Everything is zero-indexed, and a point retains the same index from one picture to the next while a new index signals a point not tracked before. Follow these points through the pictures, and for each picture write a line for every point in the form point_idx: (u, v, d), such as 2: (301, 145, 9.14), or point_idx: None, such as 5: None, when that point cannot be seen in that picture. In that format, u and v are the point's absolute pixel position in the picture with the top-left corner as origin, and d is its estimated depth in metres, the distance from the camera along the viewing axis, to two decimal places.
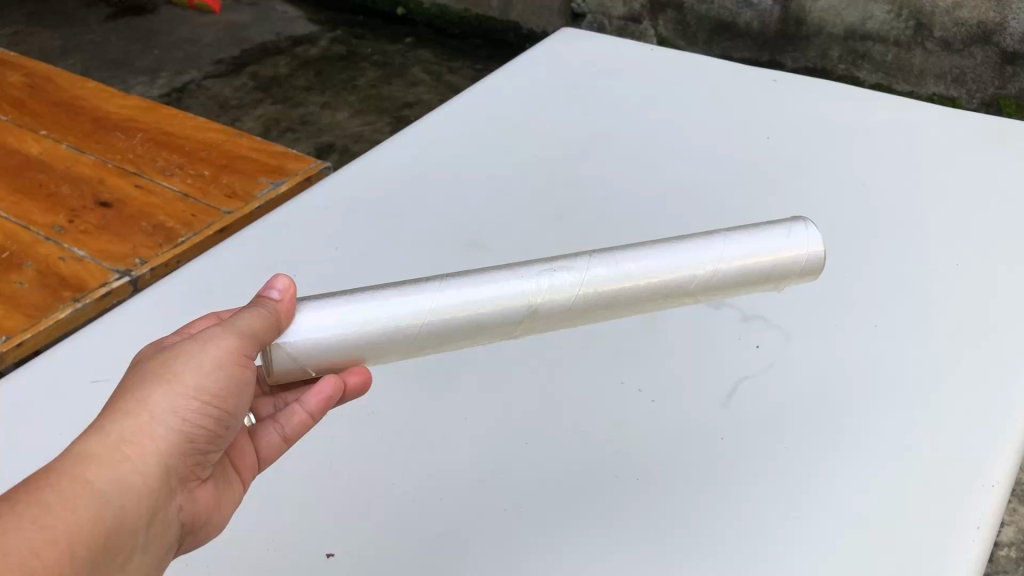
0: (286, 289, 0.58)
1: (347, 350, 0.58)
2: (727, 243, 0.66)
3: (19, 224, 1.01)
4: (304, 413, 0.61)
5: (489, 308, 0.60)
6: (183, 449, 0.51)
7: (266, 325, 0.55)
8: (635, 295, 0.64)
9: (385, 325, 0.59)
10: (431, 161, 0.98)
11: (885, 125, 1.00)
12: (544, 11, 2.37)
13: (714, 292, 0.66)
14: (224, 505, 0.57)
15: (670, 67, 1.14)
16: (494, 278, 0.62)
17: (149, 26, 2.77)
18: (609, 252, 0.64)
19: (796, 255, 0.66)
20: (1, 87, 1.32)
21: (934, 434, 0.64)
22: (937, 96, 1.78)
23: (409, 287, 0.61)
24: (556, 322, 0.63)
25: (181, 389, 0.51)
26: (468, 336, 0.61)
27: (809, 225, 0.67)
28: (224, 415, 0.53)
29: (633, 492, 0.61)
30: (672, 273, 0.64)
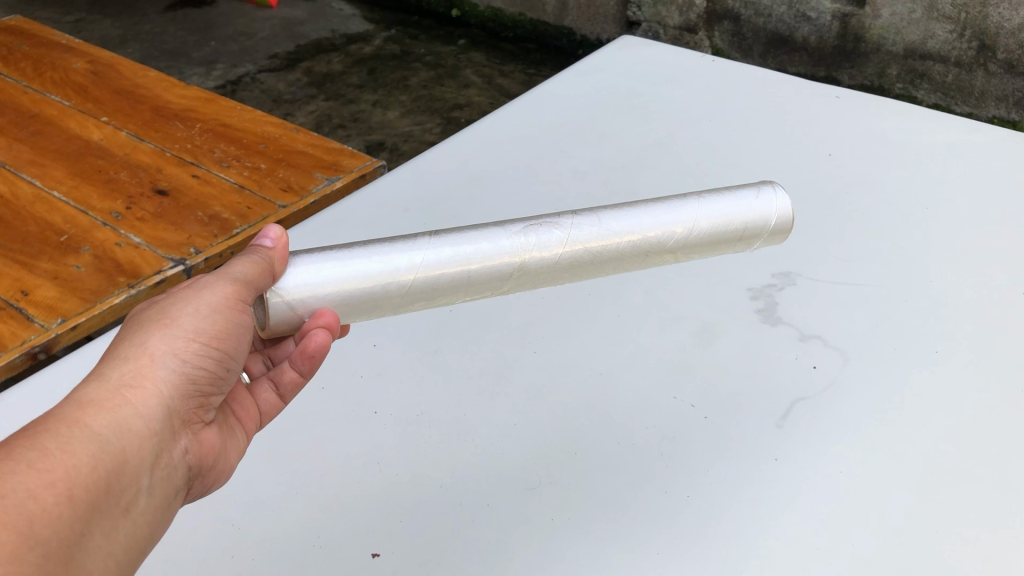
0: (278, 237, 0.58)
1: (345, 303, 0.59)
2: (701, 203, 0.68)
3: (78, 209, 1.02)
4: (296, 372, 0.61)
5: (483, 262, 0.62)
6: (185, 391, 0.51)
7: (262, 271, 0.56)
8: (617, 252, 0.66)
9: (381, 278, 0.60)
10: (485, 163, 0.98)
11: (951, 146, 0.98)
12: (599, 18, 2.37)
13: (689, 252, 0.68)
14: (230, 451, 0.57)
15: (731, 79, 1.13)
16: (485, 236, 0.63)
17: (207, 18, 2.81)
18: (591, 213, 0.66)
19: (767, 217, 0.69)
20: (65, 72, 1.34)
21: (992, 465, 0.62)
22: (998, 119, 1.73)
23: (397, 241, 0.62)
24: (544, 280, 0.65)
25: (178, 333, 0.52)
26: (461, 289, 0.62)
27: (777, 187, 0.70)
28: (223, 357, 0.54)
29: (681, 509, 0.60)
30: (649, 231, 0.66)
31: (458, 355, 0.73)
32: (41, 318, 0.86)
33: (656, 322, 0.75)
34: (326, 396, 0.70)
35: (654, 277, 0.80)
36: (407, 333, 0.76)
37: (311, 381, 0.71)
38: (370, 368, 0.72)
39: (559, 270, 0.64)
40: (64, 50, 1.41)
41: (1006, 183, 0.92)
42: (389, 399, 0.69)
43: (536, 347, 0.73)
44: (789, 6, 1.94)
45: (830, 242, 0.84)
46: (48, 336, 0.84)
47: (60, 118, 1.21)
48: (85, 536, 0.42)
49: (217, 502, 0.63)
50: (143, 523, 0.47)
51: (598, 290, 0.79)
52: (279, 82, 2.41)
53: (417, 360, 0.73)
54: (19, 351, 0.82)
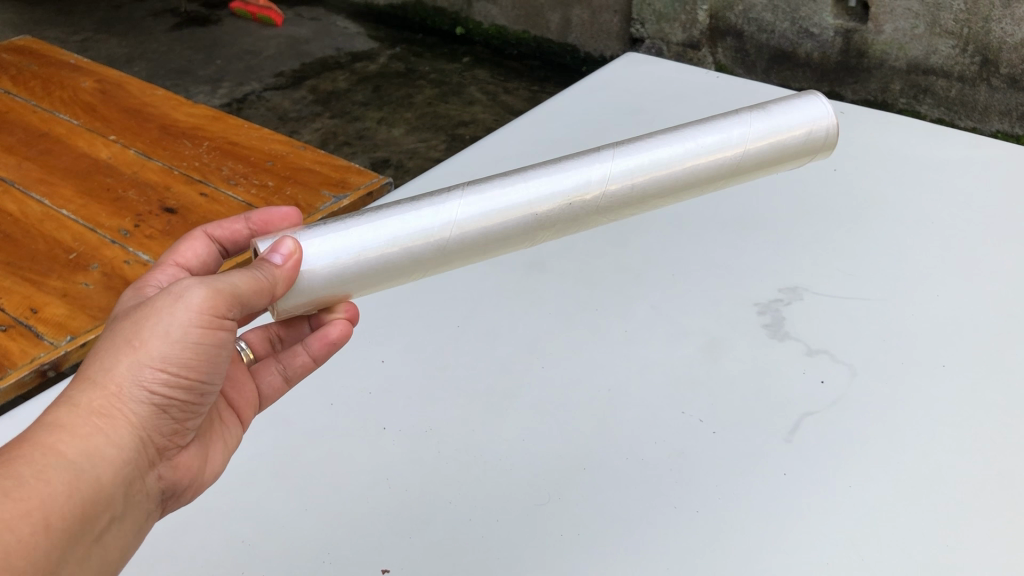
0: (290, 254, 0.56)
1: (379, 264, 0.60)
2: (744, 122, 0.69)
3: (87, 226, 1.03)
4: (307, 355, 0.64)
5: (500, 217, 0.62)
6: (156, 418, 0.51)
7: (257, 291, 0.53)
8: (670, 176, 0.67)
9: (403, 237, 0.60)
10: (491, 180, 0.98)
11: (956, 160, 0.98)
12: (602, 35, 2.39)
13: (740, 173, 0.70)
14: (208, 463, 0.58)
15: (735, 96, 1.14)
16: (496, 193, 0.63)
17: (213, 37, 2.83)
18: (616, 152, 0.66)
19: (817, 127, 0.70)
20: (73, 92, 1.35)
21: (999, 478, 0.62)
22: (1002, 133, 1.74)
23: (407, 204, 0.62)
24: (584, 220, 0.66)
25: (150, 361, 0.50)
26: (494, 242, 0.63)
27: (818, 100, 0.71)
28: (197, 382, 0.52)
29: (690, 524, 0.60)
30: (694, 160, 0.67)
31: (467, 371, 0.73)
32: (51, 335, 0.87)
33: (664, 338, 0.75)
34: (335, 413, 0.70)
35: (661, 292, 0.80)
36: (416, 349, 0.76)
37: (319, 398, 0.72)
38: (379, 385, 0.72)
39: (602, 209, 0.66)
40: (73, 69, 1.42)
41: (1010, 197, 0.92)
42: (397, 415, 0.70)
43: (544, 363, 0.73)
44: (792, 22, 1.94)
45: (836, 257, 0.84)
46: (58, 353, 0.85)
47: (69, 136, 1.22)
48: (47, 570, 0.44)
49: (227, 518, 0.63)
50: (109, 548, 0.48)
51: (606, 305, 0.79)
52: (285, 100, 2.42)
53: (426, 376, 0.73)
54: (27, 368, 0.83)
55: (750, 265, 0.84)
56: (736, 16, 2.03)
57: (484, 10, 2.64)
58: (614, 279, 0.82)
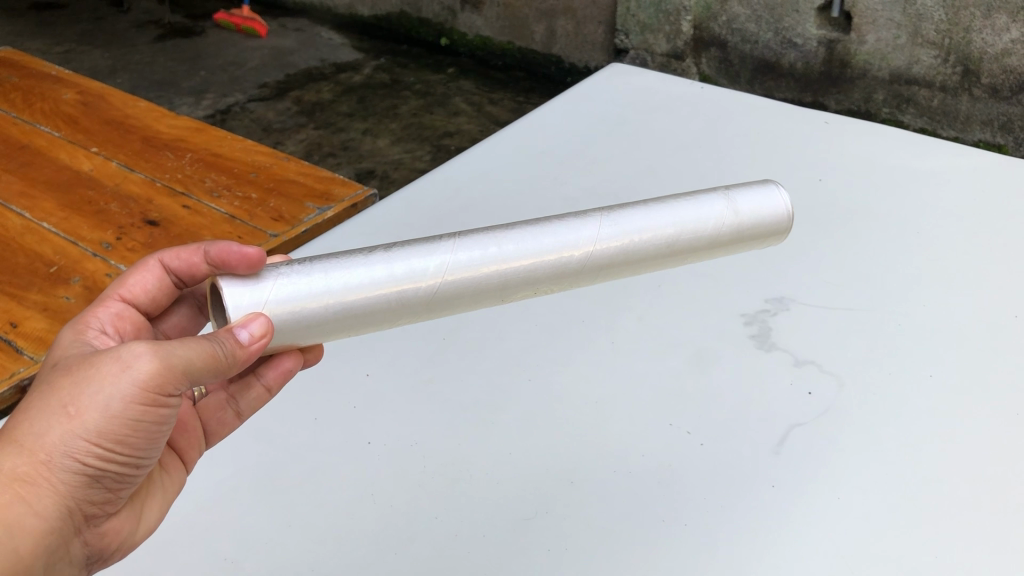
0: (260, 332, 0.52)
1: (350, 313, 0.58)
2: (719, 200, 0.70)
3: (68, 240, 1.02)
4: (261, 388, 0.64)
5: (476, 273, 0.60)
6: (84, 486, 0.50)
7: (210, 369, 0.51)
8: (648, 251, 0.66)
9: (373, 287, 0.58)
10: (477, 191, 0.97)
11: (940, 171, 0.98)
12: (587, 46, 2.40)
13: (706, 253, 0.69)
14: (142, 524, 0.57)
15: (720, 106, 1.14)
16: (476, 247, 0.61)
17: (197, 48, 2.82)
18: (596, 219, 0.65)
19: (783, 210, 0.71)
20: (55, 103, 1.34)
21: (987, 488, 0.62)
22: (984, 143, 1.77)
23: (383, 251, 0.60)
24: (561, 284, 0.65)
25: (84, 434, 0.48)
26: (470, 300, 0.61)
27: (778, 190, 0.72)
28: (130, 453, 0.51)
29: (678, 537, 0.60)
30: (664, 234, 0.66)
31: (453, 385, 0.72)
32: (31, 350, 0.86)
33: (651, 350, 0.74)
34: (320, 428, 0.69)
35: (648, 303, 0.80)
36: (402, 363, 0.75)
37: (305, 412, 0.71)
38: (365, 399, 0.72)
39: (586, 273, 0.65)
40: (54, 80, 1.41)
41: (995, 206, 0.92)
42: (384, 430, 0.69)
43: (531, 376, 0.73)
44: (775, 33, 1.95)
45: (823, 268, 0.84)
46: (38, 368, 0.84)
47: (50, 148, 1.21)
48: None
49: (210, 535, 0.62)
50: None
51: (592, 316, 0.79)
52: (269, 111, 2.41)
53: (412, 390, 0.72)
54: (7, 383, 0.82)
55: (736, 276, 0.83)
56: (720, 27, 2.04)
57: (468, 21, 2.64)
58: (600, 291, 0.82)
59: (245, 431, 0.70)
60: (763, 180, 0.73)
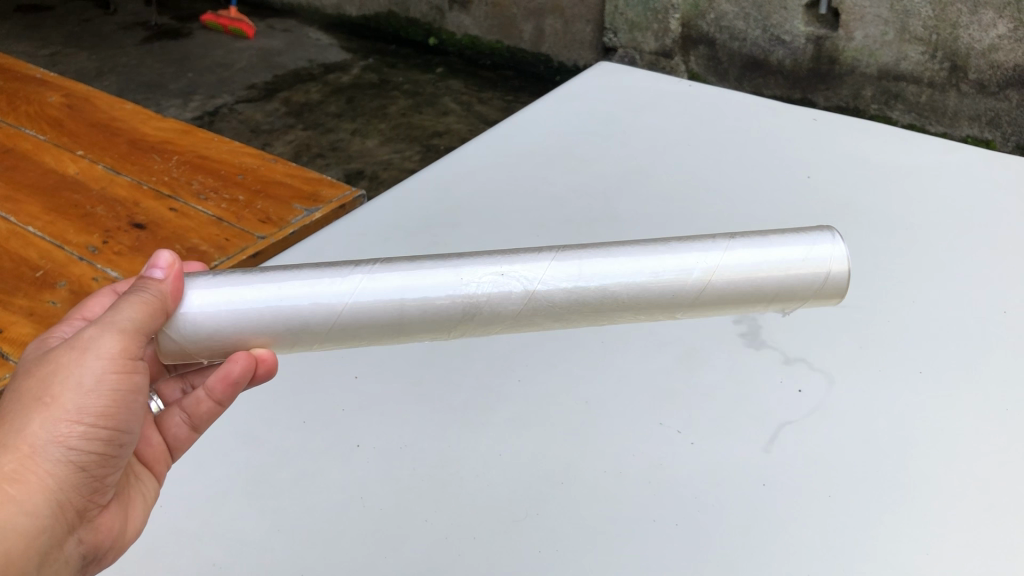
0: (169, 265, 0.57)
1: (280, 325, 0.58)
2: (731, 248, 0.62)
3: (54, 243, 1.01)
4: (210, 401, 0.64)
5: (418, 300, 0.59)
6: (73, 477, 0.51)
7: (150, 312, 0.55)
8: (623, 297, 0.61)
9: (301, 304, 0.58)
10: (465, 191, 0.97)
11: (928, 167, 0.98)
12: (575, 45, 2.39)
13: (717, 305, 0.63)
14: (131, 523, 0.58)
15: (708, 104, 1.14)
16: (426, 273, 0.60)
17: (184, 50, 2.80)
18: (575, 254, 0.62)
19: (814, 270, 0.61)
20: (40, 106, 1.33)
21: (977, 483, 0.62)
22: (972, 138, 1.77)
23: (329, 270, 0.60)
24: (522, 324, 0.62)
25: (64, 418, 0.50)
26: (410, 325, 0.60)
27: (835, 240, 0.63)
28: (114, 435, 0.53)
29: (670, 537, 0.59)
30: (651, 276, 0.61)
31: (442, 386, 0.72)
32: (17, 356, 0.85)
33: (641, 349, 0.74)
34: (308, 431, 0.69)
35: None
36: (391, 365, 0.75)
37: (293, 416, 0.70)
38: (353, 401, 0.71)
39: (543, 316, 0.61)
40: (40, 84, 1.40)
41: (983, 201, 0.92)
42: (373, 432, 0.68)
43: (520, 376, 0.72)
44: (763, 30, 1.95)
45: None
46: None
47: (36, 151, 1.20)
48: None
49: (198, 540, 0.62)
50: None
51: None
52: (257, 112, 2.40)
53: (401, 392, 0.72)
54: None
55: None
56: (708, 25, 2.04)
57: (456, 20, 2.63)
58: None
59: (234, 435, 0.70)
60: (820, 227, 0.64)
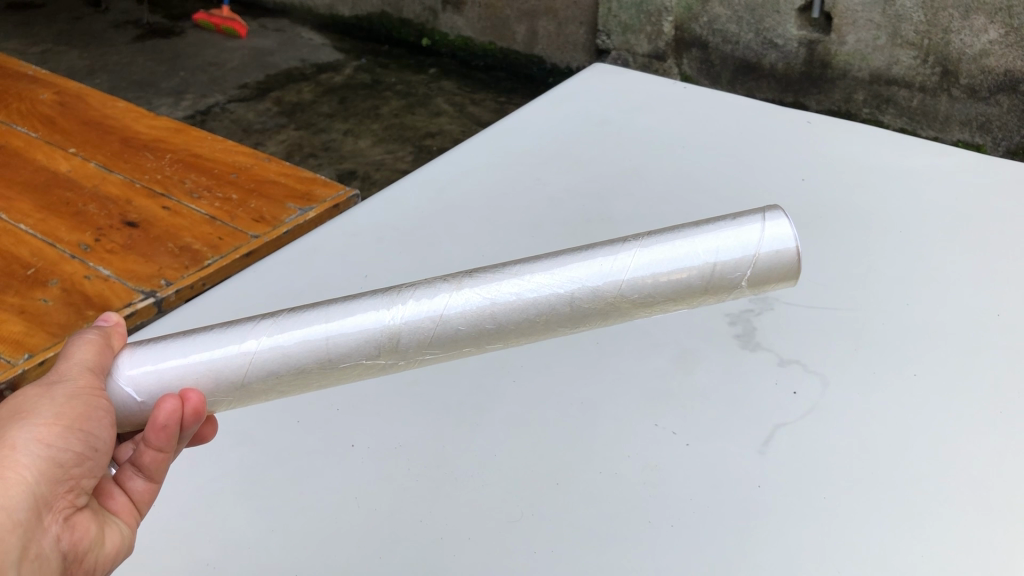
0: (115, 320, 0.59)
1: (199, 386, 0.56)
2: (653, 243, 0.57)
3: (45, 241, 1.01)
4: (154, 450, 0.54)
5: (343, 333, 0.56)
6: (53, 476, 0.48)
7: (100, 348, 0.56)
8: (540, 313, 0.56)
9: (225, 353, 0.56)
10: (459, 192, 0.97)
11: (921, 171, 0.99)
12: (569, 46, 2.40)
13: (653, 306, 0.57)
14: (111, 536, 0.52)
15: (702, 106, 1.14)
16: (352, 307, 0.57)
17: (176, 48, 2.80)
18: (500, 268, 0.58)
19: (739, 254, 0.55)
20: (32, 104, 1.32)
21: (970, 484, 0.62)
22: (963, 143, 1.78)
23: (257, 320, 0.58)
24: (445, 351, 0.57)
25: (37, 419, 0.48)
26: (327, 368, 0.56)
27: (775, 218, 0.56)
28: (90, 437, 0.50)
29: (665, 537, 0.59)
30: (577, 285, 0.56)
31: (436, 386, 0.72)
32: (8, 354, 0.85)
33: (636, 350, 0.74)
34: (302, 431, 0.69)
35: None
36: None
37: (287, 415, 0.70)
38: (347, 402, 0.71)
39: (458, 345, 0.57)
40: (31, 81, 1.39)
41: (975, 204, 0.92)
42: (368, 432, 0.68)
43: (515, 376, 0.72)
44: (756, 33, 1.95)
45: (806, 267, 0.84)
46: (15, 372, 0.83)
47: (28, 149, 1.19)
48: None
49: (192, 540, 0.61)
50: None
51: None
52: (249, 112, 2.40)
53: (396, 392, 0.72)
54: None
55: None
56: (701, 27, 2.04)
57: (449, 21, 2.63)
58: None
59: (226, 435, 0.69)
60: (763, 206, 0.58)
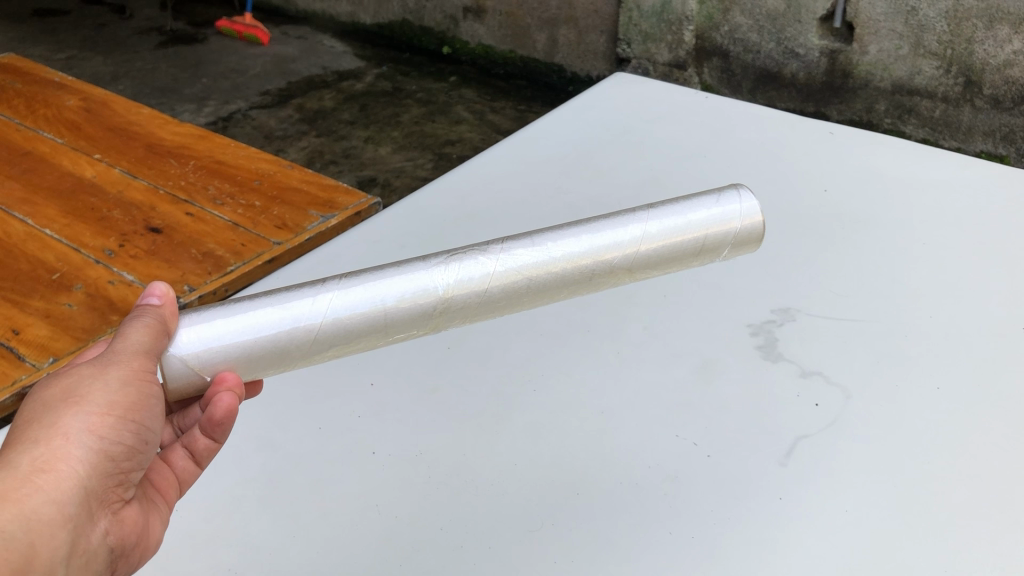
0: (165, 294, 0.57)
1: (258, 356, 0.58)
2: (653, 216, 0.69)
3: (71, 246, 1.02)
4: (210, 439, 0.59)
5: (397, 302, 0.61)
6: (104, 469, 0.49)
7: (156, 333, 0.55)
8: (570, 275, 0.65)
9: (281, 324, 0.59)
10: (480, 200, 0.97)
11: (945, 182, 0.98)
12: (589, 55, 2.40)
13: (654, 267, 0.69)
14: (154, 526, 0.55)
15: (724, 116, 1.14)
16: (396, 275, 0.62)
17: (199, 55, 2.82)
18: (526, 237, 0.65)
19: (726, 227, 0.69)
20: (57, 110, 1.33)
21: (992, 499, 0.62)
22: (986, 154, 1.77)
23: (299, 289, 0.61)
24: (482, 312, 0.64)
25: (90, 408, 0.49)
26: (378, 333, 0.61)
27: (743, 194, 0.71)
28: (140, 429, 0.51)
29: (684, 549, 0.59)
30: (599, 252, 0.66)
31: (458, 394, 0.72)
32: (33, 358, 0.86)
33: (657, 360, 0.74)
34: (324, 437, 0.69)
35: (655, 312, 0.80)
36: (404, 372, 0.75)
37: (309, 422, 0.70)
38: (369, 408, 0.71)
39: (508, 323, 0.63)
40: (57, 87, 1.41)
41: (1000, 216, 0.92)
42: (389, 439, 0.69)
43: (536, 386, 0.72)
44: (777, 43, 1.95)
45: (828, 277, 0.84)
46: (40, 375, 0.84)
47: (53, 155, 1.21)
48: None
49: (212, 546, 0.61)
50: None
51: (598, 326, 0.78)
52: (271, 119, 2.41)
53: (417, 399, 0.72)
54: (9, 391, 0.82)
55: (742, 284, 0.83)
56: (722, 36, 2.04)
57: (470, 30, 2.64)
58: (605, 301, 0.82)
59: (250, 440, 0.70)
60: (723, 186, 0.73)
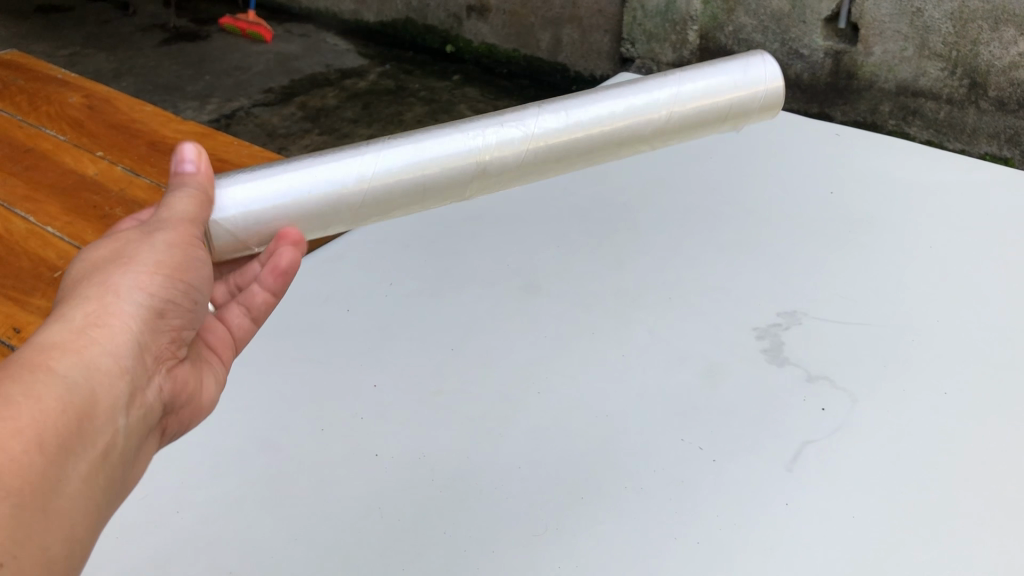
0: (198, 160, 0.63)
1: (307, 211, 0.67)
2: (686, 79, 0.82)
3: (73, 244, 1.02)
4: (268, 293, 0.64)
5: (438, 163, 0.71)
6: (155, 324, 0.52)
7: (200, 204, 0.61)
8: (615, 131, 0.78)
9: (325, 183, 0.67)
10: (485, 200, 0.97)
11: (953, 185, 0.97)
12: (592, 54, 2.40)
13: (686, 132, 0.83)
14: (206, 387, 0.60)
15: None
16: (441, 135, 0.72)
17: (202, 52, 2.82)
18: (557, 104, 0.77)
19: (753, 90, 0.83)
20: (60, 107, 1.33)
21: (1000, 507, 0.61)
22: (990, 155, 1.78)
23: (340, 152, 0.69)
24: (515, 177, 0.76)
25: (141, 265, 0.52)
26: (418, 193, 0.71)
27: (766, 60, 0.85)
28: (186, 289, 0.55)
29: (688, 555, 0.59)
30: (632, 114, 0.79)
31: (462, 397, 0.71)
32: None
33: (663, 363, 0.74)
34: (326, 439, 0.68)
35: (660, 314, 0.79)
36: (408, 373, 0.74)
37: (311, 423, 0.70)
38: (372, 411, 0.71)
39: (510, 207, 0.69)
40: (60, 84, 1.40)
41: (1007, 220, 0.91)
42: (392, 441, 0.68)
43: (541, 389, 0.72)
44: (782, 43, 1.95)
45: (835, 281, 0.83)
46: None
47: (56, 152, 1.20)
48: (64, 480, 0.42)
49: (213, 548, 0.61)
50: (122, 463, 0.47)
51: (603, 328, 0.78)
52: (274, 116, 2.41)
53: (421, 401, 0.71)
54: None
55: (748, 287, 0.83)
56: (727, 36, 2.03)
57: (473, 28, 2.63)
58: (611, 303, 0.81)
59: (251, 440, 0.69)
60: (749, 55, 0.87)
